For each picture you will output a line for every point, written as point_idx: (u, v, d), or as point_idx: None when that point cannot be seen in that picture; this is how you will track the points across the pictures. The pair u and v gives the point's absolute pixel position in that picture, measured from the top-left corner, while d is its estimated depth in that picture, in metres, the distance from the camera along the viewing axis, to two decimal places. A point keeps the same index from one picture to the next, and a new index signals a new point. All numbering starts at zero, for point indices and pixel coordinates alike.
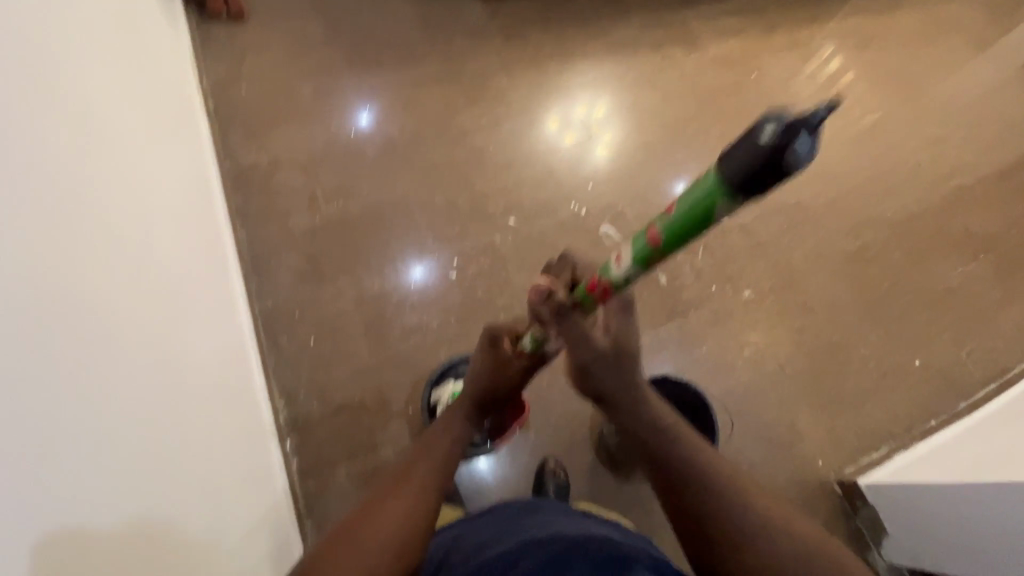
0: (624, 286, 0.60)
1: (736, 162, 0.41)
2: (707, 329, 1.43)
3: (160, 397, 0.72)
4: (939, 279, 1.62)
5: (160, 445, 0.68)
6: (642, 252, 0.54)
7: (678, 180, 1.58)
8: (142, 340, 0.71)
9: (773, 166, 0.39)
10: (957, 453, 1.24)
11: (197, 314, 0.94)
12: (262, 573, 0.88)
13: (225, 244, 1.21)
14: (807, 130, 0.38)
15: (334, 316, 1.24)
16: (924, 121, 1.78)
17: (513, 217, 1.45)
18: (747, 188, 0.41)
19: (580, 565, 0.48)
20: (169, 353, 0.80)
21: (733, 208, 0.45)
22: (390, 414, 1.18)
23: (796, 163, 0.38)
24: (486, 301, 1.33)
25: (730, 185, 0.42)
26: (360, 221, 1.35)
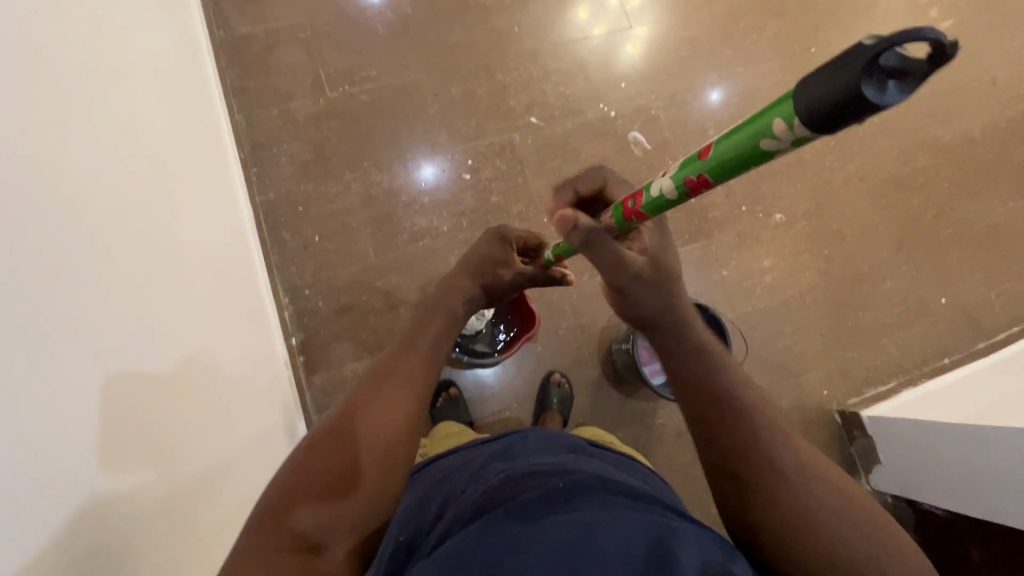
0: (660, 210, 0.54)
1: (808, 89, 0.33)
2: (730, 251, 1.36)
3: (151, 290, 0.69)
4: (986, 213, 1.51)
5: (152, 340, 0.67)
6: (685, 165, 0.47)
7: (713, 89, 1.45)
8: (123, 227, 0.66)
9: (842, 103, 0.31)
10: (968, 392, 1.22)
11: (192, 201, 0.88)
12: (268, 458, 0.91)
13: (220, 122, 1.10)
14: (892, 63, 0.29)
15: (341, 212, 1.18)
16: (1005, 32, 1.57)
17: (535, 115, 1.32)
18: (808, 113, 0.34)
19: (622, 558, 0.46)
20: (161, 243, 0.75)
21: (791, 143, 0.37)
22: (397, 317, 1.16)
23: (867, 97, 0.30)
24: (500, 206, 1.26)
25: (799, 106, 0.34)
26: (368, 109, 1.24)
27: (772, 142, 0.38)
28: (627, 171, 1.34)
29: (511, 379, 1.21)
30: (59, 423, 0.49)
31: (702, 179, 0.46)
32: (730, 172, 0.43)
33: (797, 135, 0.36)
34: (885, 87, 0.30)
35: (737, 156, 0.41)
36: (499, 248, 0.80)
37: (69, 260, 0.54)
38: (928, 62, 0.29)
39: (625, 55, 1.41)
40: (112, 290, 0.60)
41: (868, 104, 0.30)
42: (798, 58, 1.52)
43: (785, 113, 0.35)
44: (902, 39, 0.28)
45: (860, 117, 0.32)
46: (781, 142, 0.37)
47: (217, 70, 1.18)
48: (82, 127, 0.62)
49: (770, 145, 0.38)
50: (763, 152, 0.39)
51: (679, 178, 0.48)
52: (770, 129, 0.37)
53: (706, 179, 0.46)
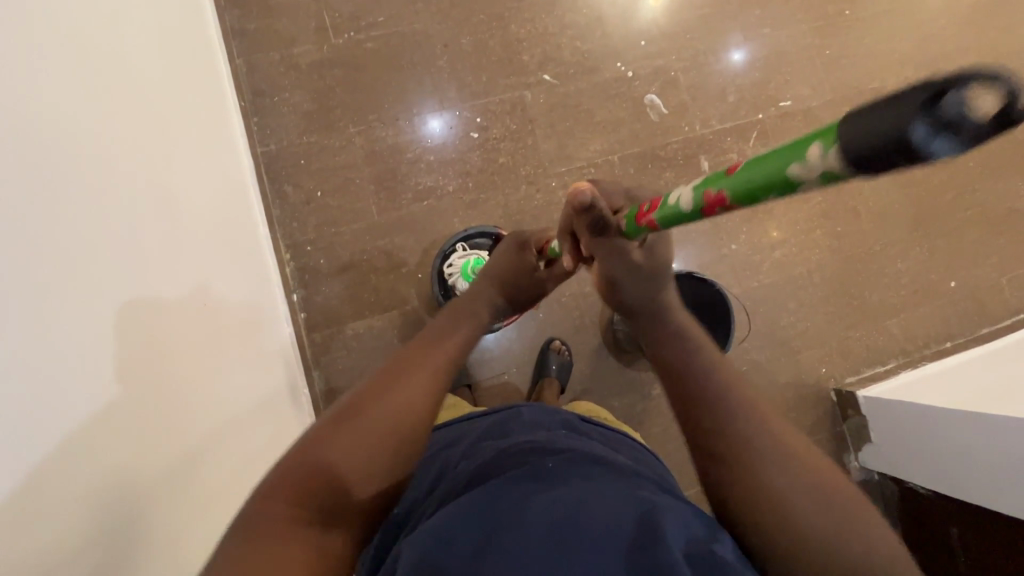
0: (670, 220, 0.52)
1: (859, 117, 0.30)
2: (741, 224, 1.33)
3: (136, 242, 0.68)
4: (1009, 196, 1.46)
5: (142, 292, 0.66)
6: (713, 178, 0.45)
7: (738, 50, 1.37)
8: (110, 177, 0.64)
9: (889, 138, 0.29)
10: (968, 377, 1.22)
11: (185, 148, 0.85)
12: (266, 412, 0.92)
13: (218, 64, 1.06)
14: (960, 113, 0.26)
15: (344, 167, 1.15)
16: None
17: (548, 71, 1.26)
18: (850, 145, 0.31)
19: (608, 532, 0.47)
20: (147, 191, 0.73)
21: (819, 176, 0.35)
22: (399, 278, 1.15)
23: (913, 136, 0.27)
24: (508, 168, 1.22)
25: (842, 134, 0.32)
26: (374, 59, 1.18)
27: (805, 168, 0.35)
28: (641, 136, 1.29)
29: (511, 343, 1.21)
30: (44, 375, 0.49)
31: (722, 194, 0.43)
32: (750, 196, 0.41)
33: (827, 167, 0.34)
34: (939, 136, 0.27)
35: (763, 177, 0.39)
36: (517, 255, 0.85)
37: (50, 211, 0.53)
38: (993, 120, 0.26)
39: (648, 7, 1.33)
40: (96, 242, 0.60)
41: (912, 146, 0.28)
42: (829, 21, 1.43)
43: (828, 139, 0.33)
44: (975, 85, 0.26)
45: (899, 162, 0.29)
46: (814, 170, 0.35)
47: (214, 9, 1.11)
48: (63, 71, 0.60)
49: (802, 170, 0.36)
50: (792, 177, 0.37)
51: (701, 189, 0.45)
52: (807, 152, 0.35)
53: (726, 197, 0.43)
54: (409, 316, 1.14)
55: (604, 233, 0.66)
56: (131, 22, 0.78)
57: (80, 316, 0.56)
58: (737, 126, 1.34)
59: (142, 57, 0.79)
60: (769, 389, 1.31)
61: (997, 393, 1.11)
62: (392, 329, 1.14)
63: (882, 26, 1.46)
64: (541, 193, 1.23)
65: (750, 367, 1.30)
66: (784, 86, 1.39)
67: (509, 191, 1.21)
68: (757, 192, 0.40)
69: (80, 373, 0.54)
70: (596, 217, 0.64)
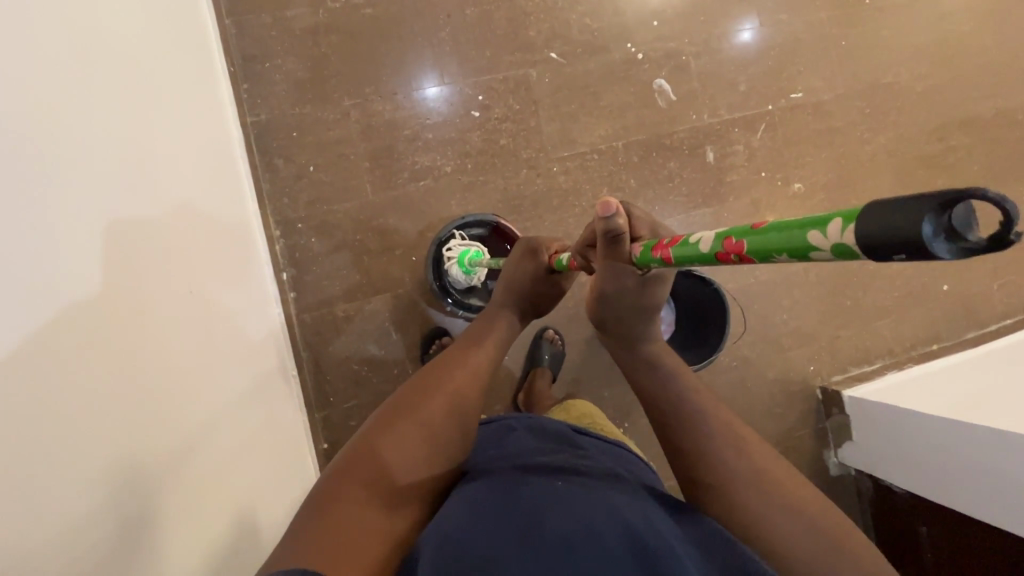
0: (682, 259, 0.49)
1: (883, 206, 0.29)
2: (742, 218, 1.31)
3: (129, 232, 0.65)
4: (1009, 201, 1.46)
5: (135, 283, 0.64)
6: (735, 228, 0.42)
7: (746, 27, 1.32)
8: (95, 160, 0.61)
9: (906, 228, 0.27)
10: (950, 380, 1.24)
11: (177, 127, 0.81)
12: (260, 397, 0.91)
13: (206, 26, 0.99)
14: (968, 227, 0.26)
15: (339, 141, 1.10)
16: None
17: (556, 49, 1.20)
18: (865, 225, 0.30)
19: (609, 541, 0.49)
20: (139, 177, 0.69)
21: (834, 250, 0.33)
22: (392, 260, 1.12)
23: (924, 233, 0.26)
24: (509, 150, 1.18)
25: (864, 214, 0.30)
26: (373, 26, 1.11)
27: (824, 238, 0.34)
28: (648, 122, 1.25)
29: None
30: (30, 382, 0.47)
31: (738, 242, 0.41)
32: (766, 253, 0.39)
33: (843, 244, 0.32)
34: (942, 238, 0.26)
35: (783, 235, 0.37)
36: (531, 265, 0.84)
37: (32, 200, 0.50)
38: (991, 240, 0.26)
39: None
40: (86, 233, 0.57)
41: (918, 242, 0.27)
42: (848, 9, 1.38)
43: (852, 215, 0.32)
44: (981, 205, 0.26)
45: (902, 254, 0.28)
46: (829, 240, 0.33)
47: None
48: (40, 40, 0.55)
49: (817, 238, 0.34)
50: (809, 243, 0.35)
51: (721, 236, 0.43)
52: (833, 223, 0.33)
53: (743, 248, 0.41)
54: (401, 299, 1.13)
55: (610, 256, 0.61)
56: None
57: (70, 314, 0.53)
58: (745, 117, 1.30)
59: (130, 28, 0.73)
60: (756, 384, 1.32)
61: (981, 398, 1.12)
62: (384, 312, 1.12)
63: (901, 18, 1.41)
64: (541, 178, 1.19)
65: (739, 363, 1.31)
66: (796, 77, 1.34)
67: (509, 174, 1.18)
68: (773, 250, 0.38)
69: (70, 376, 0.52)
70: (614, 235, 0.58)
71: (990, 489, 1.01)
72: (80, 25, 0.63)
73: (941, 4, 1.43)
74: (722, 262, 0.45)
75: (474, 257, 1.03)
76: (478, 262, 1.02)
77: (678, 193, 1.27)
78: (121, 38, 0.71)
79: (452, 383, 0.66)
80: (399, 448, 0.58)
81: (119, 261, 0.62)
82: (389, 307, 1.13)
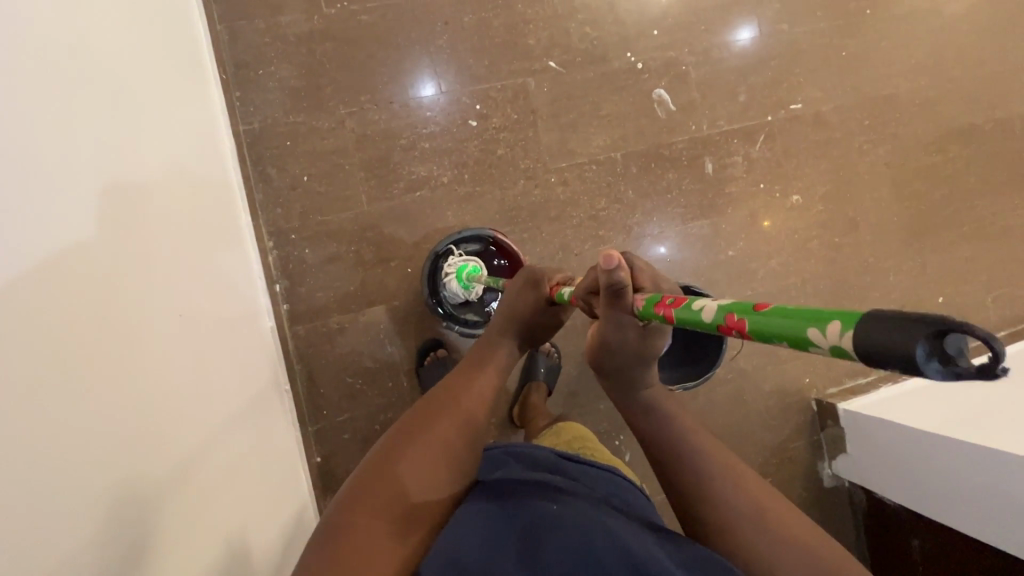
0: (684, 323, 0.48)
1: (882, 317, 0.28)
2: (740, 230, 1.30)
3: (106, 253, 0.63)
4: (1006, 212, 1.46)
5: (115, 307, 0.63)
6: (738, 304, 0.41)
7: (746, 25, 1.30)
8: (70, 181, 0.59)
9: (902, 348, 0.27)
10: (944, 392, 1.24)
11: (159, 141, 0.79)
12: (248, 415, 0.89)
13: (197, 34, 0.97)
14: (966, 356, 0.26)
15: (333, 151, 1.08)
16: None
17: (555, 57, 1.19)
18: (863, 331, 0.29)
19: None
20: (119, 195, 0.67)
21: (832, 349, 0.32)
22: (387, 271, 1.11)
23: (919, 355, 0.26)
24: (507, 160, 1.16)
25: (862, 320, 0.30)
26: (369, 33, 1.09)
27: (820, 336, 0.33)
28: (647, 132, 1.24)
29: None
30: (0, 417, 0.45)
31: (739, 321, 0.40)
32: (767, 335, 0.38)
33: (841, 346, 0.31)
34: (934, 362, 0.26)
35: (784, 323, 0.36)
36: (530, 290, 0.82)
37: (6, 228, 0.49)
38: (984, 369, 0.25)
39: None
40: (60, 258, 0.55)
41: (911, 361, 0.26)
42: (849, 19, 1.37)
43: (851, 318, 0.31)
44: (979, 334, 0.26)
45: (895, 368, 0.28)
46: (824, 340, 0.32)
47: None
48: (14, 59, 0.53)
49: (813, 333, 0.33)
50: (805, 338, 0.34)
51: (725, 310, 0.42)
52: (829, 323, 0.32)
53: (744, 325, 0.40)
54: (396, 311, 1.11)
55: (615, 304, 0.60)
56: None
57: (42, 344, 0.51)
58: (744, 128, 1.30)
59: (109, 40, 0.71)
60: (752, 396, 1.32)
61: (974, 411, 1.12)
62: (379, 324, 1.11)
63: (901, 29, 1.41)
64: (539, 189, 1.18)
65: (735, 375, 1.31)
66: (796, 87, 1.34)
67: (506, 185, 1.16)
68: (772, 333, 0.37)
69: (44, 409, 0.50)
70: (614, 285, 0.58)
71: (982, 505, 1.01)
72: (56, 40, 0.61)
73: (940, 16, 1.43)
74: (723, 334, 0.44)
75: (474, 271, 1.03)
76: (474, 277, 1.02)
77: (676, 204, 1.26)
78: (98, 51, 0.69)
79: (462, 402, 0.64)
80: (415, 473, 0.55)
81: (97, 288, 0.60)
82: (384, 319, 1.11)
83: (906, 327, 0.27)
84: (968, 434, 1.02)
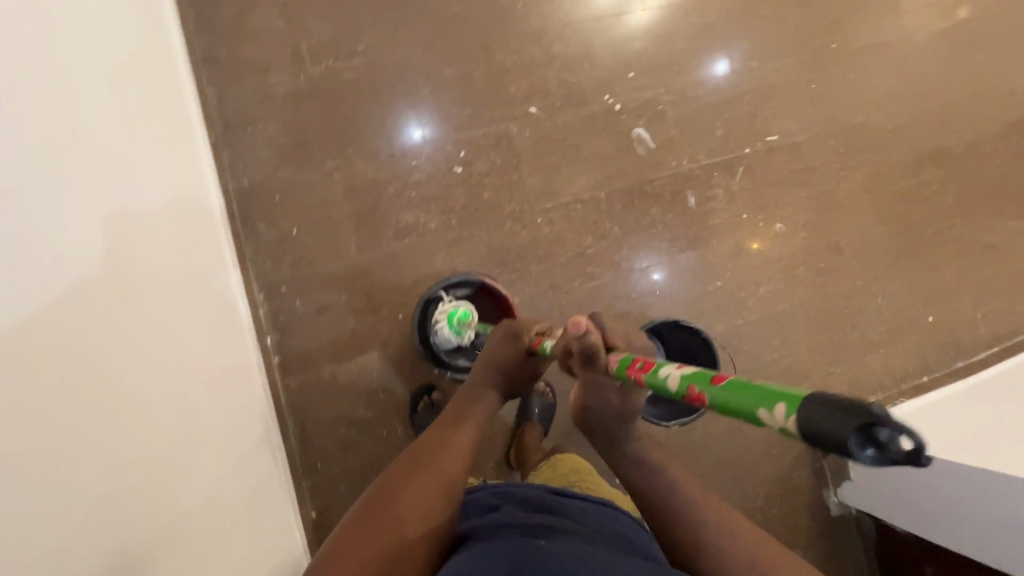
0: (655, 389, 0.54)
1: (822, 405, 0.35)
2: (727, 260, 1.32)
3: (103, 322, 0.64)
4: (987, 231, 1.49)
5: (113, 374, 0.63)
6: (701, 377, 0.48)
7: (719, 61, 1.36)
8: (73, 256, 0.61)
9: (837, 439, 0.33)
10: (940, 416, 1.24)
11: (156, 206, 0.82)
12: (243, 473, 0.89)
13: (186, 100, 1.00)
14: (888, 448, 0.32)
15: (322, 203, 1.10)
16: (1010, 48, 1.57)
17: (535, 103, 1.23)
18: (807, 415, 0.36)
19: None
20: (118, 263, 0.69)
21: (782, 429, 0.39)
22: (378, 319, 1.11)
23: (849, 444, 0.33)
24: (493, 204, 1.19)
25: (804, 406, 0.37)
26: (354, 89, 1.13)
27: (771, 416, 0.39)
28: (628, 170, 1.27)
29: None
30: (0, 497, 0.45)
31: (702, 396, 0.47)
32: (727, 411, 0.44)
33: (787, 426, 0.38)
34: (868, 448, 0.32)
35: (740, 398, 0.43)
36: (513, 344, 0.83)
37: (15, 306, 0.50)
38: (906, 458, 0.32)
39: (633, 19, 1.31)
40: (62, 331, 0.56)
41: (846, 446, 0.33)
42: (816, 54, 1.43)
43: (795, 403, 0.38)
44: (900, 428, 0.33)
45: (833, 451, 0.34)
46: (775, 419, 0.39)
47: (184, 36, 1.05)
48: (25, 144, 0.56)
49: (768, 413, 0.40)
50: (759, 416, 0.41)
51: (689, 382, 0.48)
52: (778, 405, 0.39)
53: (704, 397, 0.47)
54: (388, 359, 1.11)
55: (591, 365, 0.67)
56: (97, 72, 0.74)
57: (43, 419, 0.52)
58: (724, 161, 1.33)
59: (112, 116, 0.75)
60: (751, 427, 1.31)
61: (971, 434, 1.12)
62: (371, 373, 1.10)
63: (867, 61, 1.47)
64: (526, 230, 1.20)
65: None
66: (771, 120, 1.38)
67: (493, 228, 1.18)
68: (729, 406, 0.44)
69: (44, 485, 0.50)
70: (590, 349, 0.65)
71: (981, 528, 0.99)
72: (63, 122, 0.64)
73: (903, 48, 1.49)
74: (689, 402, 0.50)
75: (464, 316, 1.04)
76: (468, 322, 1.04)
77: (662, 239, 1.28)
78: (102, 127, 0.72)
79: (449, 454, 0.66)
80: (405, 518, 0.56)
81: (95, 355, 0.61)
82: (376, 367, 1.11)
83: (843, 416, 0.34)
84: (962, 455, 1.05)
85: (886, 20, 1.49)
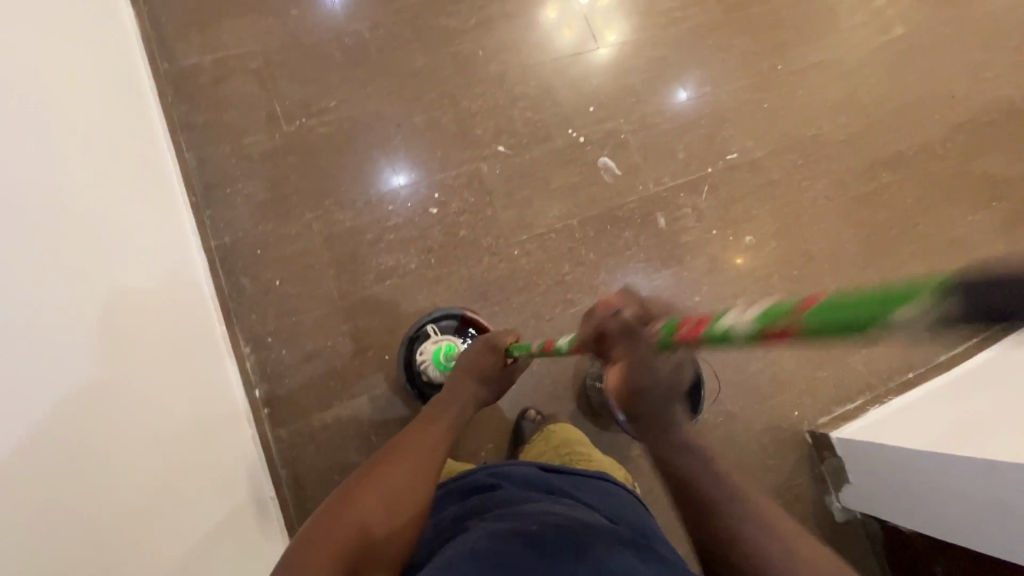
0: (738, 338, 0.55)
1: (945, 279, 0.38)
2: (702, 276, 1.36)
3: (85, 389, 0.68)
4: (946, 226, 1.55)
5: (94, 437, 0.67)
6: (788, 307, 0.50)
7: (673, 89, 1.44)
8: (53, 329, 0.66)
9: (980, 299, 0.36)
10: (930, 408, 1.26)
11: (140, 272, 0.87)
12: (234, 525, 0.90)
13: (166, 167, 1.04)
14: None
15: (303, 253, 1.13)
16: (941, 56, 1.69)
17: (502, 142, 1.29)
18: (935, 293, 0.38)
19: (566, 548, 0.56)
20: (100, 331, 0.74)
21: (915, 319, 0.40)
22: (365, 362, 1.12)
23: (1001, 290, 0.35)
24: (470, 240, 1.22)
25: (932, 282, 0.39)
26: (327, 143, 1.18)
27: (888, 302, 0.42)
28: (598, 198, 1.32)
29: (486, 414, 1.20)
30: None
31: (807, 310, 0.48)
32: (838, 325, 0.46)
33: (917, 316, 0.39)
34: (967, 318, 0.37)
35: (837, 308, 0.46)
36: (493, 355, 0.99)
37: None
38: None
39: (598, 54, 1.40)
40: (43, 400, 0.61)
41: (994, 302, 0.35)
42: (763, 76, 1.52)
43: (915, 291, 0.40)
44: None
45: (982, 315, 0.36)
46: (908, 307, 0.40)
47: (161, 107, 1.10)
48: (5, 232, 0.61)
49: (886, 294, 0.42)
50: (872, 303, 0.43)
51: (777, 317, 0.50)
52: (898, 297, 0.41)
53: (801, 324, 0.49)
54: (378, 400, 1.12)
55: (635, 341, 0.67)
56: (80, 154, 0.79)
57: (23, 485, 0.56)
58: (688, 182, 1.39)
59: (94, 192, 0.80)
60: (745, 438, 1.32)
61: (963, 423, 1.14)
62: (362, 416, 1.11)
63: (812, 78, 1.56)
64: (504, 262, 1.24)
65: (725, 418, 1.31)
66: (729, 139, 1.45)
67: (472, 263, 1.22)
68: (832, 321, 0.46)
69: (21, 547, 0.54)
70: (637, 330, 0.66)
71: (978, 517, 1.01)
72: (47, 206, 0.69)
73: (843, 64, 1.59)
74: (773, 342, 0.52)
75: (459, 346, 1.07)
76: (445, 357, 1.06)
77: (637, 260, 1.32)
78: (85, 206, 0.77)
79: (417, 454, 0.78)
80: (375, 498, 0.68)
81: (77, 420, 0.65)
82: (366, 410, 1.11)
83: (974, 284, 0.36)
84: (968, 441, 1.03)
85: (824, 39, 1.59)
